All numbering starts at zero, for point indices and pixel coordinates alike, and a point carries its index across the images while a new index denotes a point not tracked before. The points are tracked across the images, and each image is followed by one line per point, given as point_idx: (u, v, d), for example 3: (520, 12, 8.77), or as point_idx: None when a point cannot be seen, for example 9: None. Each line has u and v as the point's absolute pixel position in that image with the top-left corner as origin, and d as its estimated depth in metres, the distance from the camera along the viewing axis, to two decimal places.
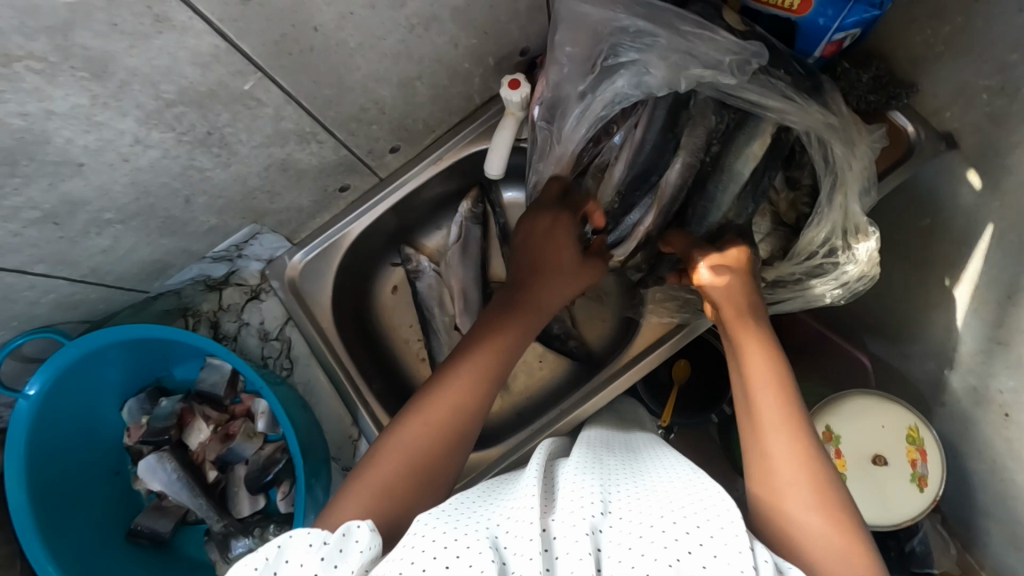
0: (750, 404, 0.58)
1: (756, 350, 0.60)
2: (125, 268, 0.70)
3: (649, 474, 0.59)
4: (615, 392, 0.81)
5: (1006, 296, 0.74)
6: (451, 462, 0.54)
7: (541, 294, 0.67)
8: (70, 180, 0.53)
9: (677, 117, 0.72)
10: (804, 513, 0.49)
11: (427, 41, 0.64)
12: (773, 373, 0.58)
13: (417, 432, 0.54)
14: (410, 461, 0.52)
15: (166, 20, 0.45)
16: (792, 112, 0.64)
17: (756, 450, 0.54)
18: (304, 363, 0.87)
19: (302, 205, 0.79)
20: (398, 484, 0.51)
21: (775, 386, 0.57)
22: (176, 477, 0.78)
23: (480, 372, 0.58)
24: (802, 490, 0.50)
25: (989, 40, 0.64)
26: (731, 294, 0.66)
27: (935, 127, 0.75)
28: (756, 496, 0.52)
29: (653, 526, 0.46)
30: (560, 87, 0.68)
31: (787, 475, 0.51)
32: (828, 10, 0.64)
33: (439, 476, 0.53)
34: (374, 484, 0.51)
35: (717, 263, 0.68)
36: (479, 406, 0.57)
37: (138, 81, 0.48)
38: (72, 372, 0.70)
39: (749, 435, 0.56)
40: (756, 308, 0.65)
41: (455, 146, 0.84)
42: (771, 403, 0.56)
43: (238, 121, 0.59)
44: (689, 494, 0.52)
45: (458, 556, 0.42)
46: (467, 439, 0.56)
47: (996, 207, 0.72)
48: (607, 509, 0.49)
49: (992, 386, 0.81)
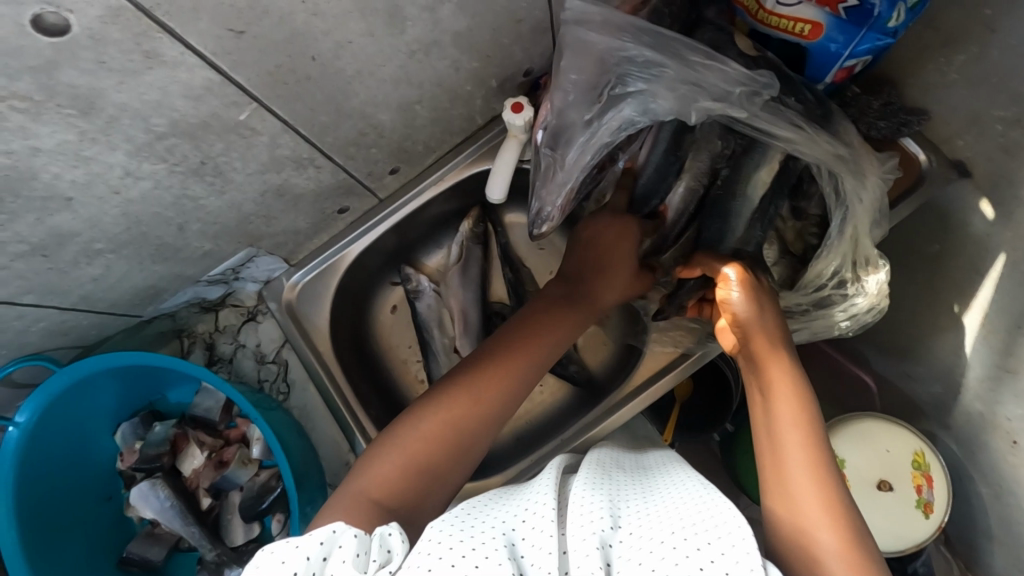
0: (773, 440, 0.55)
1: (785, 387, 0.58)
2: (117, 294, 0.68)
3: (661, 488, 0.59)
4: (632, 412, 0.79)
5: (1016, 326, 0.73)
6: (451, 473, 0.57)
7: (598, 294, 0.70)
8: (59, 214, 0.52)
9: (682, 139, 0.71)
10: (829, 557, 0.47)
11: (428, 66, 0.63)
12: (801, 413, 0.56)
13: (421, 440, 0.57)
14: (408, 462, 0.55)
15: (155, 56, 0.43)
16: (802, 143, 0.63)
17: (779, 489, 0.52)
18: (300, 388, 0.85)
19: (300, 228, 0.78)
20: (398, 489, 0.54)
21: (798, 424, 0.55)
22: (169, 504, 0.77)
23: (485, 386, 0.60)
24: (829, 532, 0.48)
25: (1006, 71, 0.62)
26: (757, 317, 0.62)
27: (946, 155, 0.73)
28: (782, 537, 0.50)
29: (663, 541, 0.46)
30: (564, 114, 0.66)
31: (812, 514, 0.49)
32: (839, 37, 0.62)
33: (439, 484, 0.56)
34: (375, 487, 0.53)
35: (746, 280, 0.64)
36: (485, 419, 0.59)
37: (128, 116, 0.47)
38: (63, 400, 0.69)
39: (770, 473, 0.54)
40: (781, 333, 0.62)
41: (456, 166, 0.82)
42: (796, 444, 0.54)
43: (233, 149, 0.58)
44: (699, 509, 0.51)
45: (477, 563, 0.43)
46: (466, 452, 0.58)
47: (1009, 236, 0.70)
48: (619, 524, 0.49)
49: (1000, 414, 0.80)
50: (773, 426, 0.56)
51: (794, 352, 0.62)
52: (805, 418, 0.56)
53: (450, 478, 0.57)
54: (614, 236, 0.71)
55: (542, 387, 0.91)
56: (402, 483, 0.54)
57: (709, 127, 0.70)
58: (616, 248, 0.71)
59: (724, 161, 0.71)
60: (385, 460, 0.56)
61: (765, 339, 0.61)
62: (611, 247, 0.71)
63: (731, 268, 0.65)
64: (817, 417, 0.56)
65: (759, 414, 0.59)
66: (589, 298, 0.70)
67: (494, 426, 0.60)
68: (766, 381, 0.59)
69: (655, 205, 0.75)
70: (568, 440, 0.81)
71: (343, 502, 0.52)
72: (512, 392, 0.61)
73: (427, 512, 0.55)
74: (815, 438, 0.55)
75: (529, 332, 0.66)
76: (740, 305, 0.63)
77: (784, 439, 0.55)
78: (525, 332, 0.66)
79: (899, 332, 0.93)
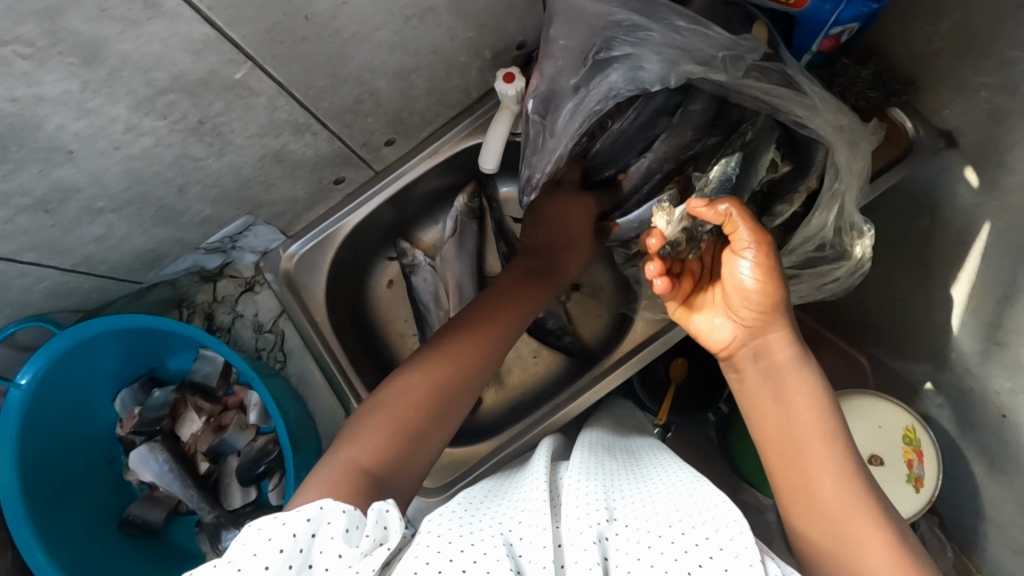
0: (790, 427, 0.55)
1: (802, 395, 0.55)
2: (119, 257, 0.70)
3: (652, 479, 0.60)
4: (611, 385, 0.81)
5: (1004, 295, 0.73)
6: (434, 436, 0.59)
7: (561, 262, 0.78)
8: (61, 167, 0.53)
9: (655, 121, 0.72)
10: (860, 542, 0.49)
11: (423, 33, 0.64)
12: (821, 424, 0.54)
13: (397, 407, 0.58)
14: (394, 428, 0.56)
15: (155, 6, 0.45)
16: (803, 109, 0.64)
17: (801, 478, 0.53)
18: (298, 355, 0.87)
19: (298, 197, 0.79)
20: (382, 457, 0.54)
21: (814, 403, 0.55)
22: (168, 468, 0.78)
23: (461, 353, 0.63)
24: (873, 544, 0.49)
25: (989, 38, 0.64)
26: (773, 307, 0.56)
27: (935, 125, 0.74)
28: (831, 556, 0.49)
29: (661, 535, 0.48)
30: (555, 81, 0.69)
31: (836, 501, 0.51)
32: (825, 4, 0.64)
33: (418, 450, 0.57)
34: (365, 455, 0.54)
35: (768, 262, 0.55)
36: (462, 390, 0.61)
37: (130, 68, 0.48)
38: (65, 362, 0.70)
39: (788, 460, 0.54)
40: (794, 329, 0.57)
41: (451, 140, 0.83)
42: (825, 459, 0.52)
43: (231, 110, 0.59)
44: (695, 499, 0.53)
45: (475, 561, 0.44)
46: (449, 417, 0.60)
47: (994, 205, 0.72)
48: (613, 516, 0.51)
49: (990, 387, 0.80)
50: (788, 420, 0.55)
51: (806, 346, 0.57)
52: (826, 428, 0.54)
53: (432, 443, 0.58)
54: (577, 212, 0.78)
55: (536, 358, 0.93)
56: (386, 452, 0.55)
57: (689, 114, 0.71)
58: (577, 226, 0.79)
59: (688, 152, 0.73)
60: (370, 428, 0.56)
61: (773, 338, 0.56)
62: (573, 220, 0.78)
63: (749, 241, 0.56)
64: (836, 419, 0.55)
65: (769, 425, 0.56)
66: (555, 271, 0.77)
67: (468, 397, 0.62)
68: (781, 388, 0.56)
69: (614, 172, 0.77)
70: (560, 409, 0.82)
71: (334, 471, 0.52)
72: (485, 364, 0.64)
73: (413, 476, 0.56)
74: (839, 444, 0.53)
75: (497, 309, 0.68)
76: (756, 291, 0.56)
77: (812, 458, 0.53)
78: (490, 309, 0.68)
79: (889, 307, 0.94)
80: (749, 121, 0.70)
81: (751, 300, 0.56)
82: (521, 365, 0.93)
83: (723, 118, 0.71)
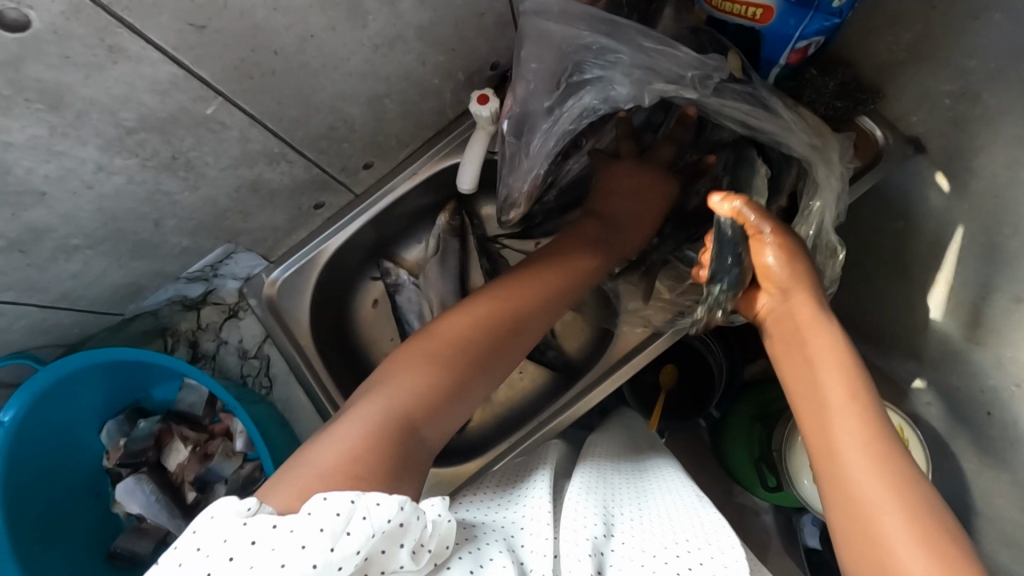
0: (814, 387, 0.54)
1: (828, 355, 0.55)
2: (98, 291, 0.70)
3: (654, 497, 0.61)
4: (591, 403, 0.81)
5: (980, 297, 0.74)
6: (473, 387, 0.59)
7: (623, 236, 0.75)
8: (33, 209, 0.54)
9: (639, 139, 0.77)
10: (881, 506, 0.45)
11: (393, 60, 0.65)
12: (846, 384, 0.53)
13: (446, 348, 0.59)
14: (434, 372, 0.57)
15: (119, 50, 0.46)
16: (779, 129, 0.67)
17: (820, 435, 0.52)
18: (282, 381, 0.88)
19: (277, 223, 0.79)
20: (419, 405, 0.54)
21: (840, 365, 0.54)
22: (155, 499, 0.79)
23: (502, 306, 0.64)
24: (892, 514, 0.45)
25: (951, 47, 0.65)
26: (794, 283, 0.60)
27: (902, 131, 0.75)
28: (846, 523, 0.47)
29: (655, 555, 0.49)
30: (528, 103, 0.69)
31: (849, 455, 0.49)
32: (789, 19, 0.64)
33: (453, 406, 0.57)
34: (399, 398, 0.54)
35: (783, 244, 0.60)
36: (499, 344, 0.62)
37: (97, 111, 0.49)
38: (50, 397, 0.70)
39: (813, 420, 0.53)
40: (819, 293, 0.60)
41: (431, 159, 0.83)
42: (847, 419, 0.51)
43: (203, 145, 0.60)
44: (695, 525, 0.54)
45: (483, 565, 0.47)
46: (484, 371, 0.60)
47: (963, 208, 0.72)
48: (613, 532, 0.52)
49: (974, 385, 0.80)
50: (813, 382, 0.55)
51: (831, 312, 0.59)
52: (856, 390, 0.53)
53: (467, 397, 0.58)
54: (645, 183, 0.74)
55: (521, 373, 0.94)
56: (424, 400, 0.55)
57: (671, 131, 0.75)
58: (648, 199, 0.75)
59: (678, 164, 0.76)
60: (409, 370, 0.56)
61: (800, 299, 0.59)
62: (643, 189, 0.74)
63: (770, 229, 0.60)
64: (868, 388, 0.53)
65: (800, 391, 0.56)
66: (613, 243, 0.74)
67: (516, 352, 0.64)
68: (807, 349, 0.57)
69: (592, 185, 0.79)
70: (546, 422, 0.83)
71: (369, 409, 0.52)
72: (542, 316, 0.66)
73: (440, 427, 0.56)
74: (867, 406, 0.51)
75: (557, 263, 0.70)
76: (778, 273, 0.60)
77: (834, 418, 0.52)
78: (551, 262, 0.70)
79: (870, 311, 0.94)
80: (724, 147, 0.73)
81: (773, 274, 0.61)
82: (506, 381, 0.94)
83: (703, 138, 0.74)
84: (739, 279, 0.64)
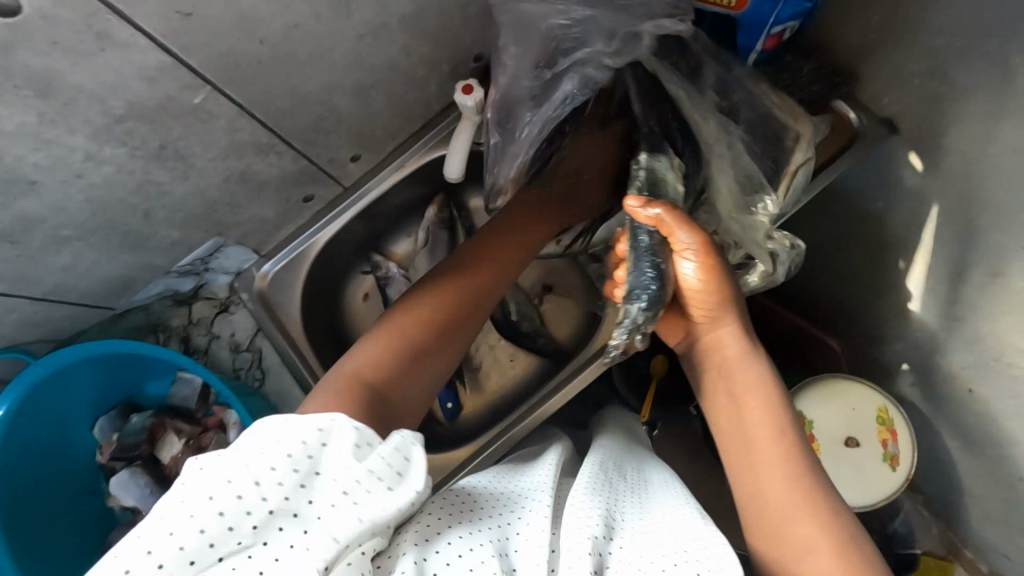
0: (740, 412, 0.58)
1: (751, 384, 0.59)
2: (88, 284, 0.71)
3: (655, 504, 0.61)
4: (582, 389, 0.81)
5: (956, 272, 0.76)
6: (441, 357, 0.59)
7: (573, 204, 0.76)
8: (23, 198, 0.55)
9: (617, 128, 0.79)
10: (794, 520, 0.49)
11: (378, 50, 0.66)
12: (769, 409, 0.56)
13: (412, 322, 0.59)
14: (398, 348, 0.57)
15: (107, 37, 0.47)
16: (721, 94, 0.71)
17: (744, 453, 0.55)
18: (275, 374, 0.90)
19: (266, 216, 0.80)
20: (391, 380, 0.54)
21: (763, 392, 0.58)
22: (149, 492, 0.79)
23: (472, 280, 0.66)
24: (807, 527, 0.48)
25: (919, 29, 0.67)
26: (716, 304, 0.61)
27: (876, 114, 0.78)
28: (767, 534, 0.50)
29: (653, 561, 0.49)
30: (509, 91, 0.72)
31: (769, 473, 0.52)
32: (764, 4, 0.67)
33: (422, 379, 0.57)
34: (364, 372, 0.53)
35: (706, 261, 0.59)
36: (464, 316, 0.63)
37: (85, 98, 0.50)
38: (40, 391, 0.70)
39: (738, 439, 0.57)
40: (742, 321, 0.62)
41: (417, 153, 0.84)
42: (767, 441, 0.54)
43: (191, 135, 0.60)
44: (694, 534, 0.53)
45: (465, 553, 0.47)
46: (451, 339, 0.61)
47: (937, 186, 0.74)
48: (613, 534, 0.52)
49: (953, 362, 0.82)
50: (738, 407, 0.58)
51: (757, 343, 0.62)
52: (776, 416, 0.56)
53: (436, 370, 0.59)
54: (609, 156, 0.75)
55: (513, 361, 0.95)
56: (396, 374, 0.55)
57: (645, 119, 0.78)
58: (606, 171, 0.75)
59: None
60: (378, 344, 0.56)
61: (726, 327, 0.62)
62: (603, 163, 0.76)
63: (692, 241, 0.59)
64: (786, 414, 0.56)
65: (727, 419, 0.59)
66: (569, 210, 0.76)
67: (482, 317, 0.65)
68: (732, 378, 0.60)
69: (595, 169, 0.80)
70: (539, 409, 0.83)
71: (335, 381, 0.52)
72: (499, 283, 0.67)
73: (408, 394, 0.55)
74: (785, 429, 0.55)
75: (518, 235, 0.71)
76: (696, 289, 0.60)
77: (756, 438, 0.55)
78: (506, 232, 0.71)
79: (850, 294, 0.97)
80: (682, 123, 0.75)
81: (699, 296, 0.61)
82: (498, 368, 0.95)
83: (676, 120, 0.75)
84: (661, 296, 0.60)
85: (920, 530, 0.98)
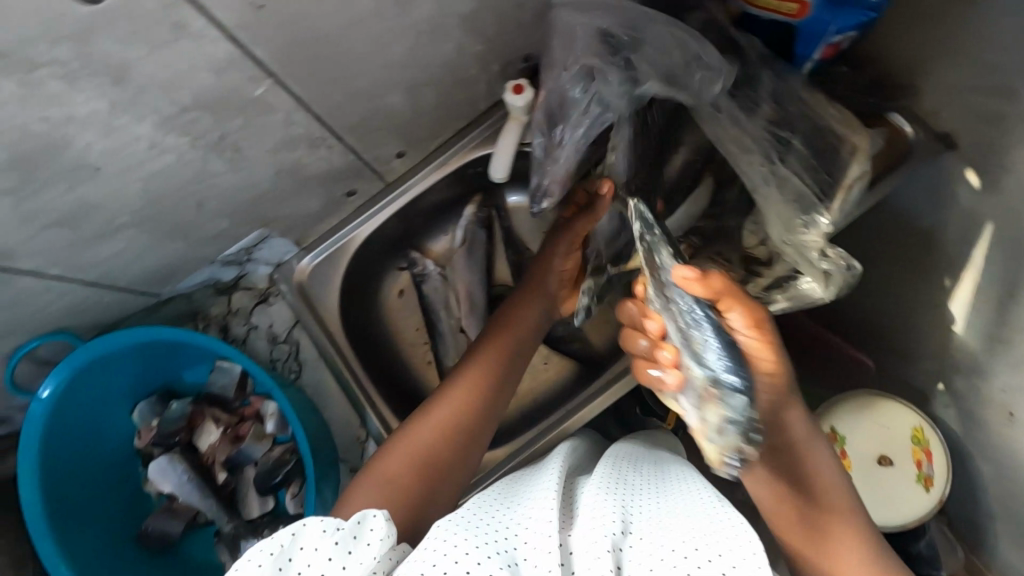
0: (804, 485, 0.58)
1: (812, 454, 0.59)
2: (137, 271, 0.72)
3: (673, 492, 0.59)
4: (617, 394, 0.82)
5: (1007, 294, 0.74)
6: (465, 450, 0.64)
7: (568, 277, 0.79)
8: (86, 184, 0.56)
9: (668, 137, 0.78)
10: None
11: (434, 47, 0.65)
12: (829, 477, 0.58)
13: (430, 428, 0.64)
14: (424, 455, 0.61)
15: (183, 27, 0.47)
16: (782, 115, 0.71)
17: (810, 525, 0.57)
18: (311, 366, 0.90)
19: (310, 210, 0.80)
20: (421, 479, 0.60)
21: (822, 460, 0.59)
22: (186, 479, 0.80)
23: (474, 374, 0.68)
24: None
25: (985, 45, 0.65)
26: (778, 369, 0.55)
27: (933, 128, 0.76)
28: None
29: (673, 549, 0.48)
30: (554, 91, 0.71)
31: (840, 543, 0.56)
32: (824, 13, 0.65)
33: (455, 466, 0.63)
34: (395, 472, 0.59)
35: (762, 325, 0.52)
36: (477, 416, 0.66)
37: (155, 88, 0.50)
38: (83, 374, 0.71)
39: (800, 512, 0.58)
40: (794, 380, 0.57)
41: (461, 150, 0.83)
42: (835, 513, 0.57)
43: (248, 127, 0.61)
44: (711, 518, 0.52)
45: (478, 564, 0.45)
46: (472, 435, 0.65)
47: (992, 205, 0.72)
48: (629, 528, 0.51)
49: (992, 385, 0.80)
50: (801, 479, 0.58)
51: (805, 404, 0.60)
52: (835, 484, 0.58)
53: (463, 462, 0.64)
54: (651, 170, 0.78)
55: (546, 365, 0.94)
56: (427, 469, 0.61)
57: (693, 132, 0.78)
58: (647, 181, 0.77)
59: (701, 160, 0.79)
60: (402, 449, 0.62)
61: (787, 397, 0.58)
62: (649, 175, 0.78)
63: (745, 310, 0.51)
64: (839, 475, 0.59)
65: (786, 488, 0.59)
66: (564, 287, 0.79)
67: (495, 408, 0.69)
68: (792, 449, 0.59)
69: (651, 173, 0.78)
70: (572, 414, 0.83)
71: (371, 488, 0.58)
72: (504, 372, 0.71)
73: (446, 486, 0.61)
74: (843, 495, 0.58)
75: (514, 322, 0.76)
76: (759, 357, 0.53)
77: (822, 510, 0.57)
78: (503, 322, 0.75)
79: (888, 311, 0.95)
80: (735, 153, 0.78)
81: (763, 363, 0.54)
82: (530, 372, 0.94)
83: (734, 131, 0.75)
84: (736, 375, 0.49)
85: (945, 553, 0.97)
